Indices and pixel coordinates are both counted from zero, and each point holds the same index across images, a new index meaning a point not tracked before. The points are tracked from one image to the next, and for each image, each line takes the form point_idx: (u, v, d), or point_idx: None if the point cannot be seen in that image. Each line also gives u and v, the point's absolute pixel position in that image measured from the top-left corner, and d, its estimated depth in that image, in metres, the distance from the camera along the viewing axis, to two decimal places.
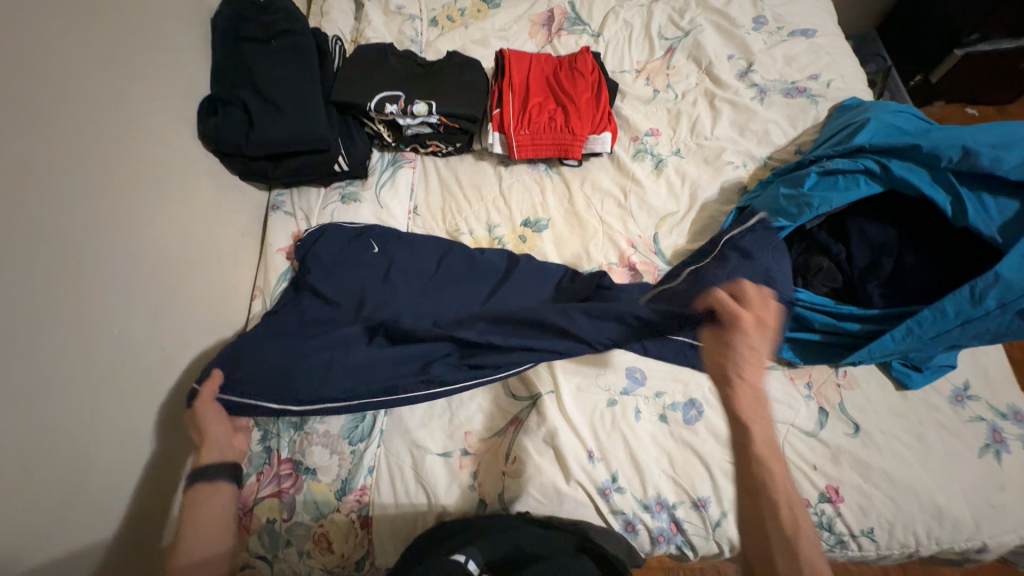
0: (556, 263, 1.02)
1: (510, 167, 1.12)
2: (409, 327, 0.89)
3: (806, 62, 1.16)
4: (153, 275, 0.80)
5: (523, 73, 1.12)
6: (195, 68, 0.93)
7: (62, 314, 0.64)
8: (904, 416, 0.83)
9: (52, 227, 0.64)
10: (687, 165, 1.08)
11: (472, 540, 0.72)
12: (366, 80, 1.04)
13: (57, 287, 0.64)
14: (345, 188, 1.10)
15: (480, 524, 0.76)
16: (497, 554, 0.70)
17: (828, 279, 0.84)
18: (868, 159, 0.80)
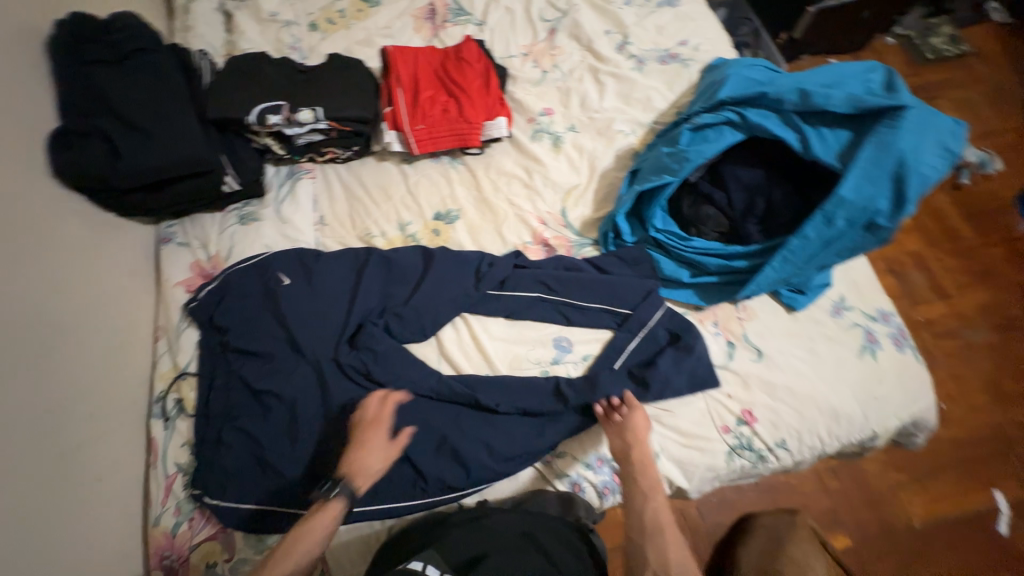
0: (473, 251, 1.03)
1: (414, 164, 1.12)
2: (339, 354, 0.91)
3: (675, 30, 1.25)
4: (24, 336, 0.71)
5: (410, 68, 1.11)
6: (36, 94, 0.82)
7: None
8: (797, 335, 0.93)
9: None
10: (582, 139, 1.13)
11: (432, 540, 0.77)
12: (243, 92, 0.98)
13: None
14: (242, 209, 1.04)
15: (441, 522, 0.81)
16: (462, 556, 0.73)
17: (715, 225, 0.93)
18: (729, 111, 0.88)
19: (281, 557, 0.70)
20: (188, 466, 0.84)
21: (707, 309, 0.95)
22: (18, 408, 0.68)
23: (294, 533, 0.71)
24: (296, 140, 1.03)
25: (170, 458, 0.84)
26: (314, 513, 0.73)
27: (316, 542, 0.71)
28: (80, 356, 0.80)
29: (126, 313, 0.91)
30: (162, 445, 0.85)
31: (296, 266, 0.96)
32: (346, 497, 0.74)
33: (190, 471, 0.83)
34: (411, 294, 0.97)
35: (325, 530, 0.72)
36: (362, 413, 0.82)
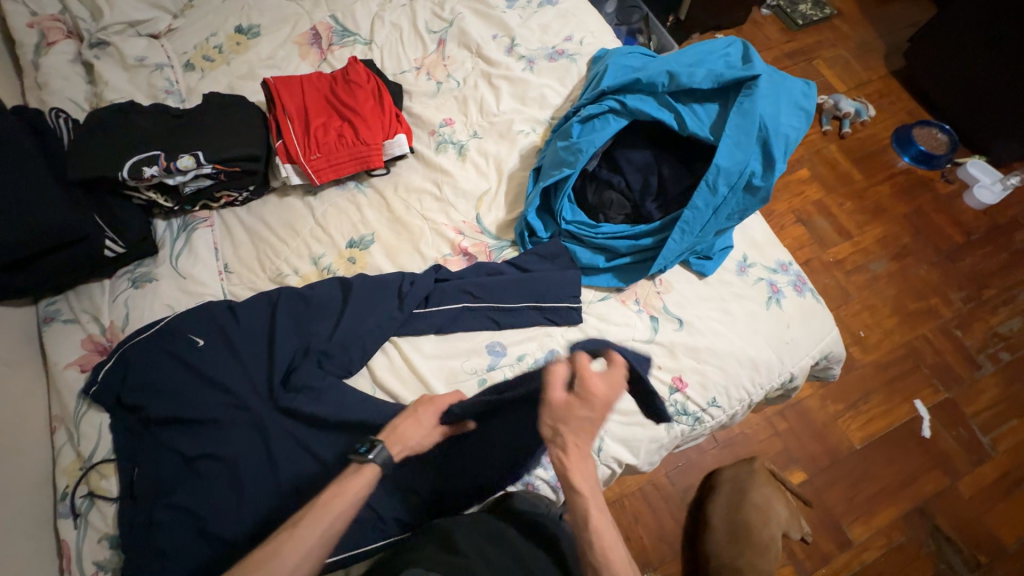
0: (393, 272, 1.01)
1: (318, 194, 1.08)
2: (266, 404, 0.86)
3: (558, 27, 1.29)
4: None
5: (297, 98, 1.08)
6: None
7: None
8: (711, 298, 0.98)
9: None
10: (486, 144, 1.14)
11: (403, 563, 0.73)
12: (110, 146, 0.91)
13: None
14: (134, 270, 0.97)
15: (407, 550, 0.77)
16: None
17: (619, 208, 0.96)
18: (610, 100, 0.92)
19: (323, 505, 0.69)
20: (110, 561, 0.76)
21: (627, 289, 0.99)
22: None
23: (327, 496, 0.70)
24: (181, 189, 0.97)
25: (87, 557, 0.76)
26: (349, 475, 0.73)
27: (352, 501, 0.71)
28: None
29: (12, 407, 0.82)
30: (75, 547, 0.77)
31: (202, 321, 0.90)
32: (387, 458, 0.74)
33: (112, 566, 0.76)
34: (334, 327, 0.93)
35: (356, 495, 0.71)
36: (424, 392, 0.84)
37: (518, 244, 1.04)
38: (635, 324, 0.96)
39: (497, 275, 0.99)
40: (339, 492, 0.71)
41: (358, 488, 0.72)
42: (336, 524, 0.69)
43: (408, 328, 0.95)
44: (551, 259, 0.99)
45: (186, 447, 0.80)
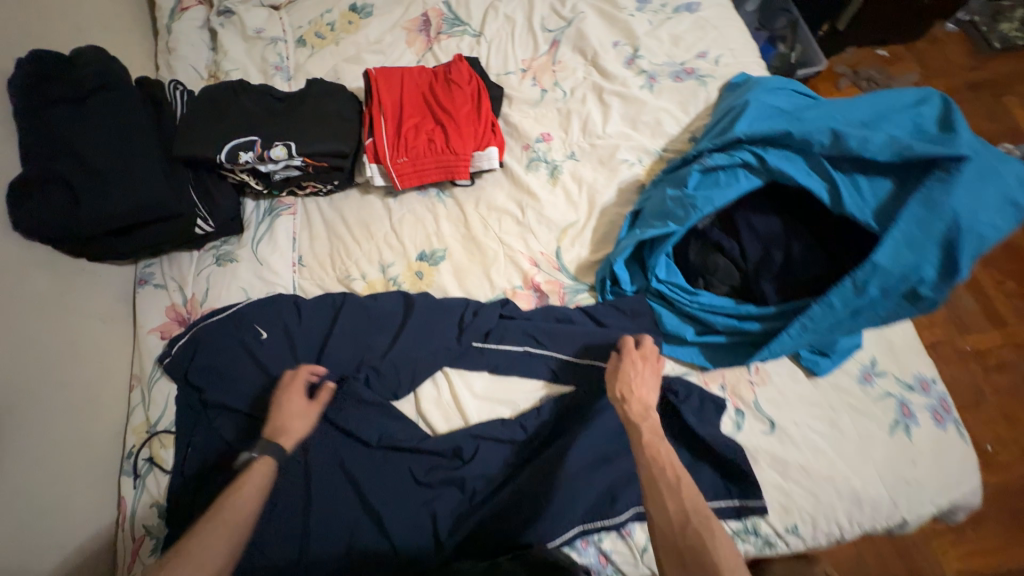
0: (458, 297, 0.95)
1: (399, 197, 1.04)
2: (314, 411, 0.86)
3: (693, 40, 1.11)
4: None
5: (395, 93, 1.03)
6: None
7: None
8: (816, 404, 0.81)
9: None
10: (582, 169, 1.02)
11: None
12: (214, 125, 0.92)
13: None
14: (219, 247, 1.00)
15: None
16: None
17: (725, 278, 0.81)
18: (745, 152, 0.76)
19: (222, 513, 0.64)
20: (157, 528, 0.81)
21: (714, 370, 0.85)
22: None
23: (220, 497, 0.66)
24: (272, 176, 0.97)
25: (139, 519, 0.82)
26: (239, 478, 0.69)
27: (252, 496, 0.67)
28: (42, 417, 0.76)
29: (98, 363, 0.88)
30: (130, 506, 0.83)
31: (267, 314, 0.91)
32: (276, 449, 0.73)
33: (158, 535, 0.80)
34: (389, 346, 0.89)
35: (259, 487, 0.68)
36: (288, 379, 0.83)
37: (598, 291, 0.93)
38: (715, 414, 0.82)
39: (565, 322, 0.90)
40: (231, 497, 0.66)
41: (252, 488, 0.68)
42: (241, 529, 0.64)
43: (462, 361, 0.89)
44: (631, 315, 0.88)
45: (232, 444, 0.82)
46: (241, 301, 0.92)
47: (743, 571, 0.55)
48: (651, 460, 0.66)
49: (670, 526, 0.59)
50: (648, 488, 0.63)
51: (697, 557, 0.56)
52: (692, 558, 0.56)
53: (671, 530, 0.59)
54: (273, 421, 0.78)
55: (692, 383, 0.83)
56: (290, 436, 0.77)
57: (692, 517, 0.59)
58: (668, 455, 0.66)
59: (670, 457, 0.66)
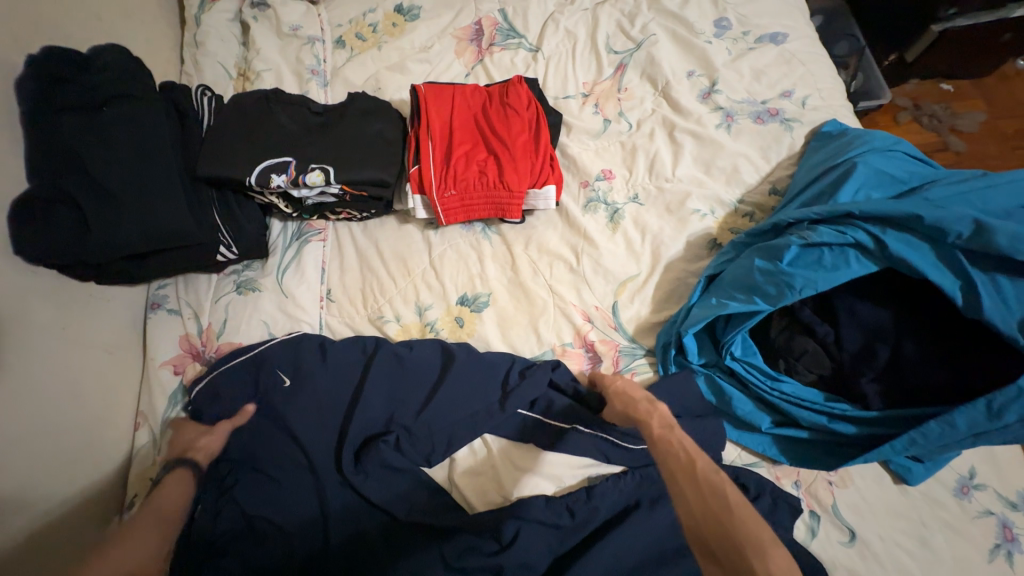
0: (502, 351, 0.86)
1: (440, 230, 0.95)
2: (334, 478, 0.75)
3: (777, 76, 1.00)
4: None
5: (445, 115, 0.92)
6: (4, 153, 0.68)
7: None
8: (904, 517, 0.72)
9: None
10: (646, 215, 0.92)
11: None
12: (245, 142, 0.83)
13: None
14: (240, 273, 0.91)
15: None
16: None
17: (814, 365, 0.71)
18: (859, 230, 0.66)
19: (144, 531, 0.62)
20: None
21: (787, 464, 0.76)
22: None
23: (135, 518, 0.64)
24: (304, 201, 0.87)
25: None
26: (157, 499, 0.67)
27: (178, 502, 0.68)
28: (33, 470, 0.68)
29: (101, 401, 0.79)
30: None
31: (292, 359, 0.82)
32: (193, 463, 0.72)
33: None
34: (423, 406, 0.80)
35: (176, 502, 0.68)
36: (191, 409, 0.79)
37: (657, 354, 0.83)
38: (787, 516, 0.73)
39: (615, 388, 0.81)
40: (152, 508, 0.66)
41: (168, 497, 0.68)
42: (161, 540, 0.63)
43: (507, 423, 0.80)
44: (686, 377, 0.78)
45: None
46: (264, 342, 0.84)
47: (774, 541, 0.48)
48: (660, 443, 0.63)
49: (692, 514, 0.53)
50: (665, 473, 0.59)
51: (725, 536, 0.50)
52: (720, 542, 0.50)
53: (693, 513, 0.53)
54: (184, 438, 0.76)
55: (764, 478, 0.73)
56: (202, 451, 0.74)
57: (711, 495, 0.53)
58: (675, 435, 0.63)
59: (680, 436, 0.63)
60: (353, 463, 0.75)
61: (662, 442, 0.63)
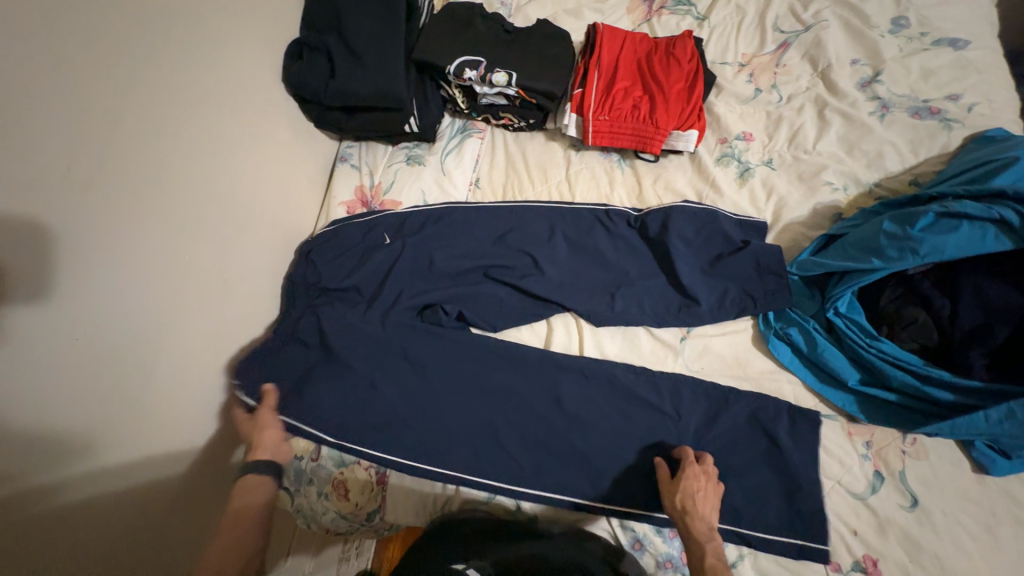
0: (597, 254, 0.96)
1: (581, 152, 1.07)
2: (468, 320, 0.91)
3: (947, 79, 1.00)
4: (211, 206, 0.80)
5: (614, 53, 1.04)
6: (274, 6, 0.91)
7: (153, 233, 0.70)
8: (974, 503, 0.74)
9: (152, 155, 0.70)
10: (776, 178, 0.98)
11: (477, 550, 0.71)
12: (449, 39, 1.00)
13: (149, 208, 0.69)
14: (411, 149, 1.09)
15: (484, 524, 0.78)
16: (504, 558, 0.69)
17: (920, 335, 0.75)
18: (1007, 208, 0.69)
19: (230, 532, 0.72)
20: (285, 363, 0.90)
21: (865, 424, 0.80)
22: (194, 266, 0.77)
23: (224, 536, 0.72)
24: (480, 98, 1.03)
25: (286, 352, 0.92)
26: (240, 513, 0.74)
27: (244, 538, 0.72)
28: (253, 241, 0.90)
29: (294, 214, 1.01)
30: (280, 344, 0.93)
31: (444, 226, 0.99)
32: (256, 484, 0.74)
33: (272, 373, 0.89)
34: (530, 271, 0.94)
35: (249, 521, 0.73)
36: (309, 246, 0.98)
37: (740, 275, 0.89)
38: (850, 467, 0.78)
39: (691, 296, 0.89)
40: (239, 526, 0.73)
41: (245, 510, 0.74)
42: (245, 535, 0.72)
43: (594, 297, 0.92)
44: (750, 303, 0.87)
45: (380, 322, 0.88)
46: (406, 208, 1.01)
47: None
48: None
49: None
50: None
51: None
52: None
53: None
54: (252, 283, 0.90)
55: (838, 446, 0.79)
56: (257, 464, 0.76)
57: None
58: None
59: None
60: (417, 309, 0.92)
61: None
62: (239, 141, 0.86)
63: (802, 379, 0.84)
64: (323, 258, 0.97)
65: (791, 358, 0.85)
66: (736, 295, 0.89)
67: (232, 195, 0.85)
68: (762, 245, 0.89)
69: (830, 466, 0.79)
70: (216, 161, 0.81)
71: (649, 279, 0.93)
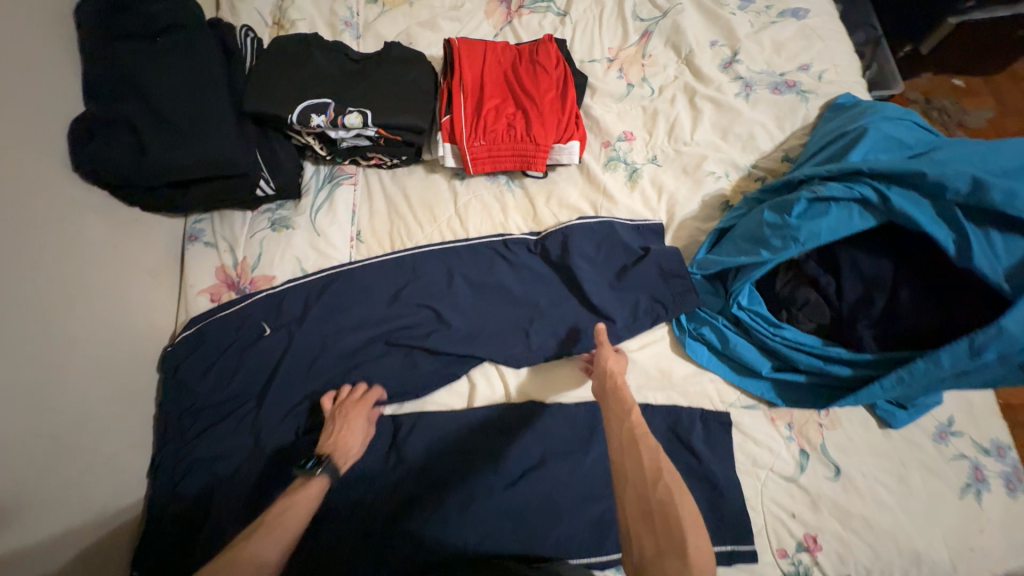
0: (504, 290, 0.89)
1: (466, 181, 0.99)
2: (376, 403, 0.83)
3: (796, 50, 1.03)
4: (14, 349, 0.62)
5: (477, 69, 0.96)
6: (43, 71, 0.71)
7: None
8: (885, 458, 0.79)
9: None
10: (663, 176, 0.96)
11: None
12: (285, 81, 0.87)
13: None
14: (275, 212, 0.96)
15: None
16: None
17: (814, 314, 0.78)
18: (866, 186, 0.72)
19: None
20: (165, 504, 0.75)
21: (783, 407, 0.82)
22: (3, 444, 0.59)
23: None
24: (339, 143, 0.91)
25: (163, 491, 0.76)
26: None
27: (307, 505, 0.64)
28: (91, 370, 0.73)
29: (144, 319, 0.83)
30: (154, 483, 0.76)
31: (332, 297, 0.87)
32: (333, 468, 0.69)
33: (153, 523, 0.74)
34: (437, 327, 0.87)
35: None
36: (173, 356, 0.83)
37: (648, 283, 0.87)
38: (778, 452, 0.80)
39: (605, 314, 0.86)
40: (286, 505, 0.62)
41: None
42: None
43: (511, 339, 0.87)
44: (661, 309, 0.86)
45: (286, 431, 0.80)
46: (283, 284, 0.88)
47: (705, 544, 0.50)
48: (624, 479, 0.57)
49: (639, 481, 0.56)
50: (630, 533, 0.53)
51: (664, 509, 0.52)
52: (658, 509, 0.52)
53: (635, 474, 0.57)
54: (102, 421, 0.73)
55: (758, 431, 0.81)
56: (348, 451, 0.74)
57: (664, 473, 0.56)
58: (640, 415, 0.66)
59: (653, 455, 0.58)
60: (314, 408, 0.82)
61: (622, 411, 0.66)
62: (34, 252, 0.67)
63: (722, 376, 0.85)
64: (193, 366, 0.82)
65: (709, 357, 0.85)
66: (647, 304, 0.87)
67: (45, 331, 0.67)
68: (660, 249, 0.87)
69: (760, 455, 0.80)
70: (5, 296, 0.63)
71: (561, 304, 0.88)
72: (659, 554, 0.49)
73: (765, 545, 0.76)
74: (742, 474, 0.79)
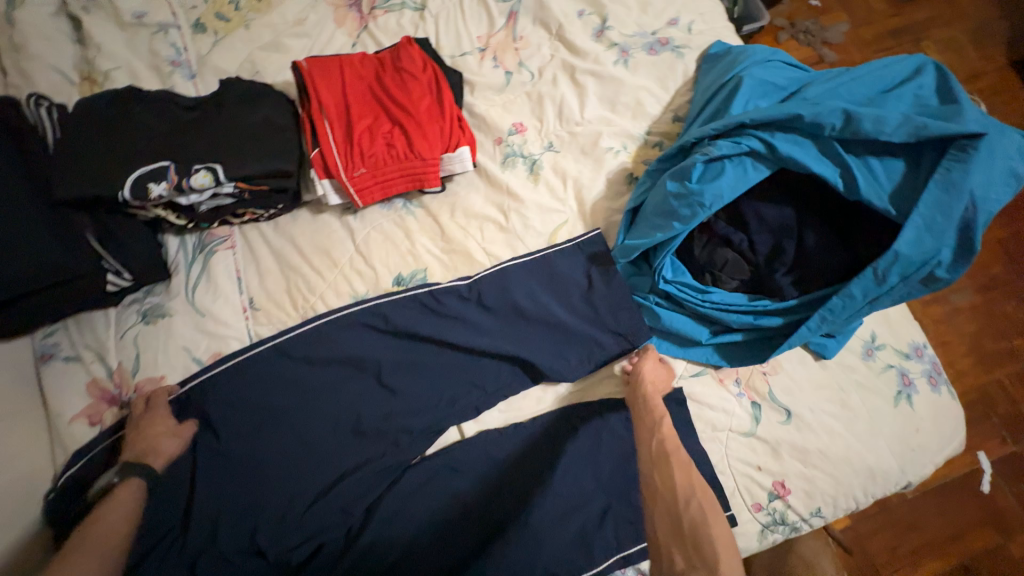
0: (429, 323, 0.82)
1: (359, 214, 0.90)
2: (319, 484, 0.75)
3: (662, 5, 1.02)
4: None
5: (337, 90, 0.86)
6: None
7: None
8: (828, 388, 0.82)
9: None
10: (564, 161, 0.92)
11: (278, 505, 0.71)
12: (106, 152, 0.73)
13: None
14: (143, 301, 0.82)
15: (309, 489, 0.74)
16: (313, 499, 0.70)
17: (736, 272, 0.78)
18: (752, 138, 0.72)
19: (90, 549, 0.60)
20: None
21: (727, 366, 0.83)
22: None
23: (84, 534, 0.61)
24: (197, 207, 0.79)
25: None
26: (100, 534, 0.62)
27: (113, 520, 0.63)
28: None
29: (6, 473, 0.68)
30: None
31: (240, 385, 0.77)
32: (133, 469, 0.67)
33: None
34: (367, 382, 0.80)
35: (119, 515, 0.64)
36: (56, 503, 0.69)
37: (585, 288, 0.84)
38: (733, 411, 0.81)
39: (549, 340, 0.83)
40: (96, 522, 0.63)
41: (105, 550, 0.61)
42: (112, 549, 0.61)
43: (449, 373, 0.81)
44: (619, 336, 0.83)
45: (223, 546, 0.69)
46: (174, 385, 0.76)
47: (738, 561, 0.57)
48: (656, 495, 0.65)
49: (670, 498, 0.62)
50: (662, 545, 0.61)
51: (697, 530, 0.59)
52: (689, 527, 0.59)
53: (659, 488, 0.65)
54: None
55: (711, 397, 0.82)
56: (161, 456, 0.70)
57: (695, 494, 0.62)
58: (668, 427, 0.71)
59: (687, 480, 0.64)
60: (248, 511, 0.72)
61: (652, 428, 0.71)
62: None
63: (666, 352, 0.84)
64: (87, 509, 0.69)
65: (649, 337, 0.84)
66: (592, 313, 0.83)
67: None
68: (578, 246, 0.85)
69: (717, 419, 0.81)
70: None
71: (505, 336, 0.83)
72: (691, 570, 0.56)
73: (742, 504, 0.77)
74: (706, 442, 0.80)
